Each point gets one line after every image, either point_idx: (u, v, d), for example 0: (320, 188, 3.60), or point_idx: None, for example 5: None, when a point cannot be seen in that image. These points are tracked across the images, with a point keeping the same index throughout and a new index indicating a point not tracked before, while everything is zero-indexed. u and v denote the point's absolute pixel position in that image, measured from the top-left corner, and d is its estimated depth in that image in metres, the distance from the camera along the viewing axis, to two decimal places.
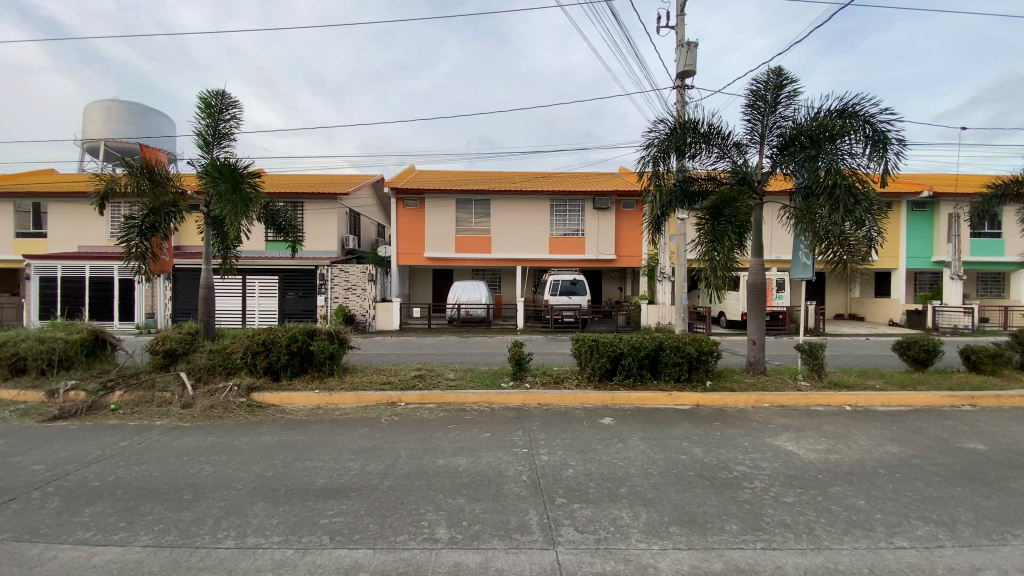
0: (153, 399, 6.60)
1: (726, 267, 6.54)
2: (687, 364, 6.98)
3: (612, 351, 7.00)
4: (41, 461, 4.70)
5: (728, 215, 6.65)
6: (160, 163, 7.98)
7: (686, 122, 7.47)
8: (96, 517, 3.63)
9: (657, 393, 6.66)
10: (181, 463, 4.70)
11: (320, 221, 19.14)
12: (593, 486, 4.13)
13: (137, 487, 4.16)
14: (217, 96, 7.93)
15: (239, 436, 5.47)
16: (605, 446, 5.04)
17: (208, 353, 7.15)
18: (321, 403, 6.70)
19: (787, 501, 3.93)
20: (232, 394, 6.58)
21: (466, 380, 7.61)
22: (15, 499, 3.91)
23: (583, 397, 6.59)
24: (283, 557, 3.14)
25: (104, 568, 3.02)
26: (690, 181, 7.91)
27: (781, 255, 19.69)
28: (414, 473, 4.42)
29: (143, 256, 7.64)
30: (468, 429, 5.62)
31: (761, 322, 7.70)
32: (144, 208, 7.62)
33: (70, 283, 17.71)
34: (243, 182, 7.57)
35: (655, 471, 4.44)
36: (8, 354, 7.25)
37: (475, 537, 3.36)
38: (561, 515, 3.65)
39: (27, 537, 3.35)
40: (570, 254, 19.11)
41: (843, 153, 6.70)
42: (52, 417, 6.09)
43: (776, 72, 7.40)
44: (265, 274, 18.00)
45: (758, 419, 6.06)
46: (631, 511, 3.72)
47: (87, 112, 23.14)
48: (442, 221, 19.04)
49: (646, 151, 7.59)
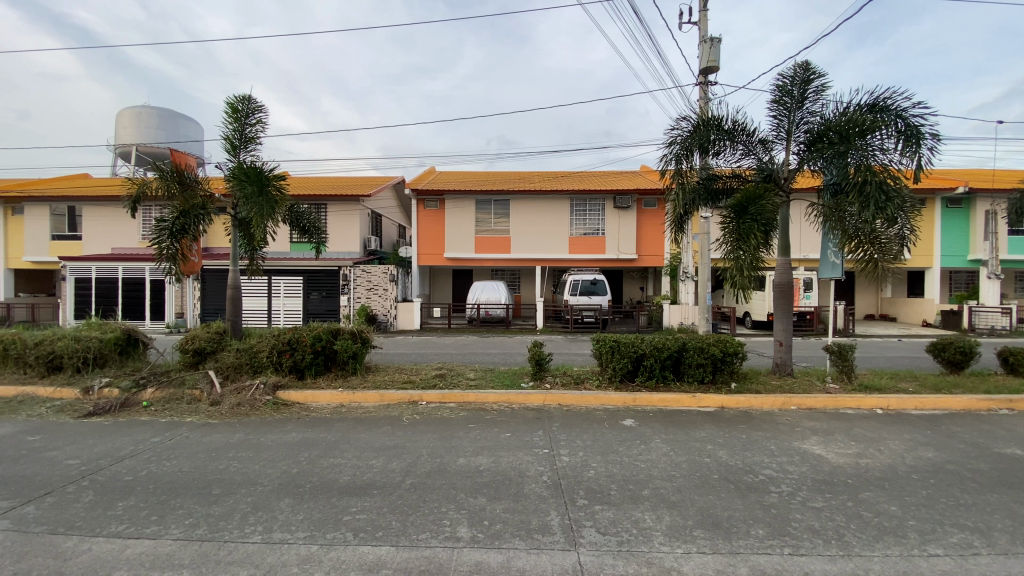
0: (183, 396, 6.80)
1: (752, 266, 6.39)
2: (711, 366, 6.87)
3: (634, 352, 6.92)
4: (76, 456, 4.88)
5: (754, 213, 6.51)
6: (189, 167, 8.20)
7: (709, 119, 7.35)
8: (129, 511, 3.75)
9: (680, 395, 6.55)
10: (210, 458, 4.83)
11: (343, 222, 19.44)
12: (615, 488, 4.09)
13: (168, 481, 4.28)
14: (243, 101, 8.12)
15: (265, 433, 5.59)
16: (627, 448, 4.99)
17: (236, 351, 7.33)
18: (344, 401, 6.80)
19: (816, 506, 3.82)
20: (259, 391, 6.73)
21: (486, 380, 7.62)
22: (51, 493, 4.06)
23: (605, 397, 6.54)
24: (308, 552, 3.19)
25: (137, 561, 3.11)
26: (714, 179, 7.78)
27: (808, 254, 19.23)
28: (436, 471, 4.45)
29: (173, 257, 7.87)
30: (487, 429, 5.63)
31: (789, 323, 7.51)
32: (174, 210, 7.85)
33: (104, 284, 18.38)
34: (269, 184, 7.73)
35: (678, 473, 4.37)
36: (46, 352, 7.54)
37: (496, 536, 3.36)
38: (583, 517, 3.62)
39: (63, 529, 3.48)
40: (590, 254, 18.99)
41: (874, 149, 6.49)
42: (87, 413, 6.30)
43: (804, 66, 7.22)
44: (290, 274, 18.38)
45: (785, 421, 5.92)
46: (653, 513, 3.67)
47: (119, 118, 23.87)
48: (462, 221, 19.13)
49: (668, 148, 7.49)
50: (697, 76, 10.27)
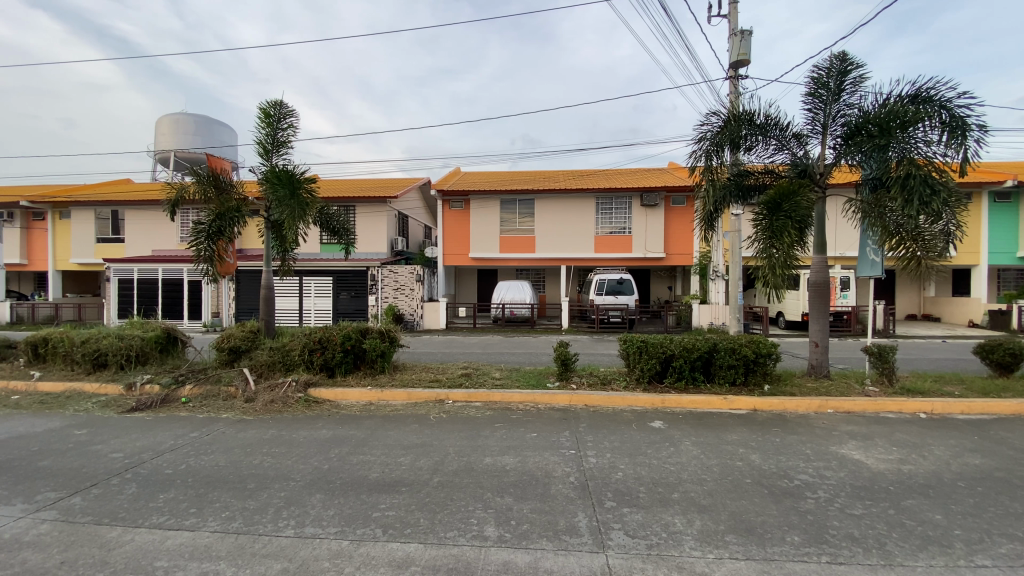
0: (219, 393, 7.03)
1: (785, 265, 6.20)
2: (743, 367, 6.70)
3: (663, 353, 6.80)
4: (120, 449, 5.09)
5: (788, 209, 6.32)
6: (225, 171, 8.46)
7: (740, 114, 7.17)
8: (170, 503, 3.90)
9: (711, 396, 6.41)
10: (244, 454, 4.96)
11: (370, 223, 19.75)
12: (643, 491, 4.03)
13: (205, 475, 4.43)
14: (275, 106, 8.33)
15: (298, 429, 5.72)
16: (656, 450, 4.90)
17: (269, 350, 7.54)
18: (372, 399, 6.90)
19: (855, 513, 3.67)
20: (291, 389, 6.89)
21: (512, 379, 7.62)
22: (97, 485, 4.24)
23: (632, 399, 6.45)
24: (339, 547, 3.25)
25: (177, 552, 3.22)
26: (745, 176, 7.58)
27: (845, 251, 18.59)
28: (463, 470, 4.47)
29: (210, 258, 8.13)
30: (513, 429, 5.61)
31: (825, 323, 7.25)
32: (211, 213, 8.12)
33: (146, 285, 19.18)
34: (300, 187, 7.90)
35: (709, 477, 4.27)
36: (91, 349, 7.91)
37: (523, 536, 3.35)
38: (611, 519, 3.57)
39: (108, 520, 3.63)
40: (617, 252, 18.78)
41: (916, 142, 6.20)
42: (130, 408, 6.57)
43: (840, 56, 6.97)
44: (320, 275, 18.79)
45: (822, 425, 5.72)
46: (684, 517, 3.59)
47: (159, 125, 24.89)
48: (487, 221, 19.20)
49: (698, 145, 7.35)
50: (727, 70, 10.03)
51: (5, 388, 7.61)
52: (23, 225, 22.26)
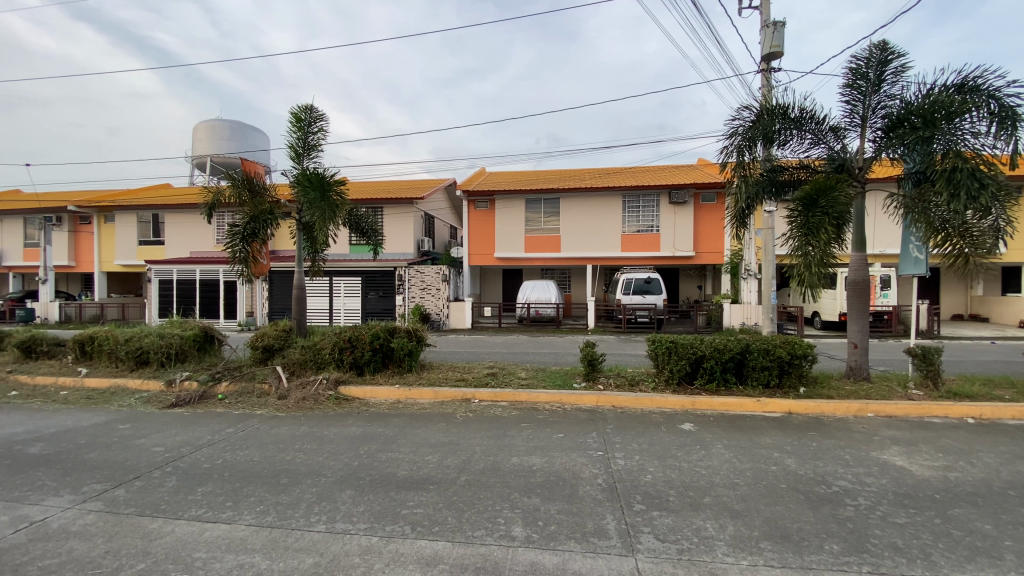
0: (254, 390, 7.23)
1: (822, 262, 5.98)
2: (777, 368, 6.51)
3: (693, 354, 6.66)
4: (161, 443, 5.30)
5: (825, 206, 6.10)
6: (258, 175, 8.69)
7: (774, 107, 6.97)
8: (207, 496, 4.02)
9: (743, 399, 6.24)
10: (278, 449, 5.09)
11: (397, 224, 20.02)
12: (673, 494, 3.94)
13: (241, 470, 4.55)
14: (306, 111, 8.52)
15: (328, 426, 5.83)
16: (686, 453, 4.79)
17: (301, 348, 7.72)
18: (401, 398, 6.98)
19: (898, 522, 3.51)
20: (322, 386, 7.04)
21: (538, 379, 7.60)
22: (139, 478, 4.42)
23: (660, 400, 6.34)
24: (369, 543, 3.29)
25: (214, 543, 3.32)
26: (779, 171, 7.36)
27: (886, 249, 17.88)
28: (489, 469, 4.47)
29: (245, 260, 8.37)
30: (540, 429, 5.59)
31: (865, 324, 6.97)
32: (245, 216, 8.36)
33: (184, 285, 19.92)
34: (330, 189, 8.07)
35: (742, 481, 4.16)
36: (134, 347, 8.25)
37: (551, 537, 3.32)
38: (640, 522, 3.51)
39: (150, 512, 3.77)
40: (645, 251, 18.51)
41: (963, 133, 5.90)
42: (170, 404, 6.83)
43: (881, 45, 6.70)
44: (349, 275, 19.17)
45: (861, 430, 5.49)
46: (716, 522, 3.50)
47: (195, 131, 25.78)
48: (513, 221, 19.21)
49: (729, 140, 7.17)
50: (759, 63, 9.76)
51: (56, 384, 8.01)
52: (71, 228, 23.38)
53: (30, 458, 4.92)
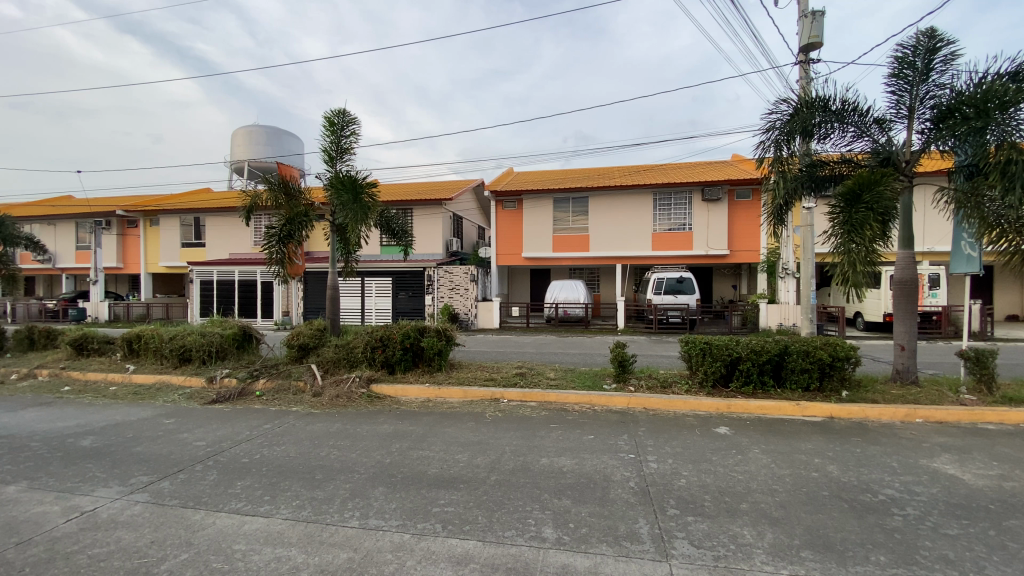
0: (289, 387, 7.43)
1: (867, 260, 5.72)
2: (818, 371, 6.26)
3: (728, 355, 6.48)
4: (203, 438, 5.50)
5: (869, 201, 5.84)
6: (293, 178, 8.93)
7: (813, 100, 6.73)
8: (246, 490, 4.15)
9: (782, 402, 6.04)
10: (313, 446, 5.20)
11: (426, 224, 20.25)
12: (709, 499, 3.84)
13: (278, 465, 4.68)
14: (339, 115, 8.70)
15: (361, 424, 5.94)
16: (722, 458, 4.66)
17: (335, 347, 7.89)
18: (431, 396, 7.05)
19: (950, 533, 3.32)
20: (355, 384, 7.18)
21: (567, 380, 7.53)
22: (182, 471, 4.60)
23: (694, 403, 6.19)
24: (401, 540, 3.32)
25: (252, 536, 3.42)
26: (819, 166, 7.10)
27: (935, 246, 17.03)
28: (520, 470, 4.46)
29: (281, 261, 8.60)
30: (569, 430, 5.54)
31: (912, 324, 6.63)
32: (281, 218, 8.59)
33: (224, 286, 20.68)
34: (362, 192, 8.23)
35: (781, 488, 4.01)
36: (178, 345, 8.60)
37: (582, 540, 3.28)
38: (674, 527, 3.43)
39: (193, 504, 3.92)
40: (676, 250, 18.17)
41: (1020, 123, 5.54)
42: (211, 400, 7.08)
43: (929, 32, 6.38)
44: (380, 276, 19.52)
45: (909, 436, 5.23)
46: (754, 529, 3.39)
47: (234, 137, 26.66)
48: (541, 221, 19.15)
49: (766, 135, 6.96)
50: (797, 54, 9.42)
51: (106, 379, 8.44)
52: (119, 231, 24.59)
53: (82, 451, 5.18)
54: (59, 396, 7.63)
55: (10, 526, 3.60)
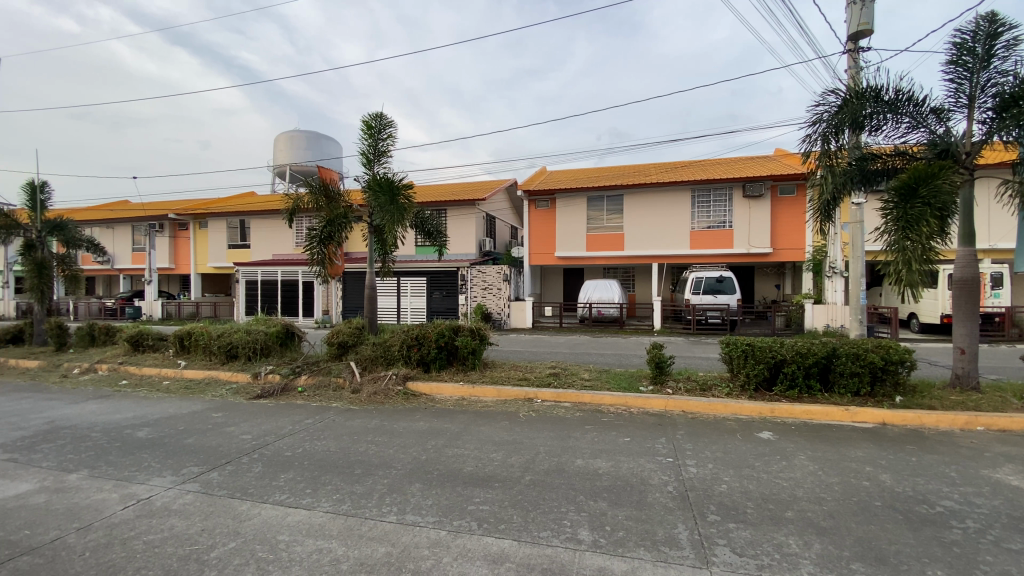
0: (329, 383, 7.65)
1: (924, 258, 5.40)
2: (869, 375, 5.95)
3: (772, 358, 6.26)
4: (249, 431, 5.73)
5: (926, 195, 5.52)
6: (333, 181, 9.17)
7: (864, 91, 6.42)
8: (289, 483, 4.29)
9: (829, 407, 5.79)
10: (352, 441, 5.33)
11: (460, 225, 20.46)
12: (751, 506, 3.72)
13: (319, 459, 4.82)
14: (377, 118, 8.90)
15: (398, 420, 6.05)
16: (765, 464, 4.50)
17: (373, 345, 8.08)
18: (465, 395, 7.10)
19: (1016, 549, 3.10)
20: (392, 382, 7.32)
21: (601, 381, 7.43)
22: (230, 463, 4.79)
23: (735, 407, 6.01)
24: (437, 537, 3.36)
25: (295, 528, 3.52)
26: (870, 159, 6.77)
27: (999, 244, 15.94)
28: (555, 470, 4.43)
29: (322, 261, 8.85)
30: (605, 432, 5.47)
31: (975, 326, 6.21)
32: (322, 220, 8.85)
33: (267, 285, 21.50)
34: (399, 194, 8.39)
35: (829, 497, 3.84)
36: (226, 342, 8.99)
37: (619, 544, 3.23)
38: (715, 534, 3.33)
39: (239, 494, 4.08)
40: (715, 249, 17.70)
41: None
42: (256, 395, 7.36)
43: (991, 16, 5.97)
44: (415, 276, 19.85)
45: (970, 445, 4.91)
46: (800, 539, 3.26)
47: (277, 142, 27.65)
48: (574, 220, 19.04)
49: (812, 128, 6.70)
50: (845, 43, 9.02)
51: (161, 374, 8.90)
52: (171, 234, 25.95)
53: (139, 442, 5.48)
54: (118, 389, 8.11)
55: (74, 511, 3.85)
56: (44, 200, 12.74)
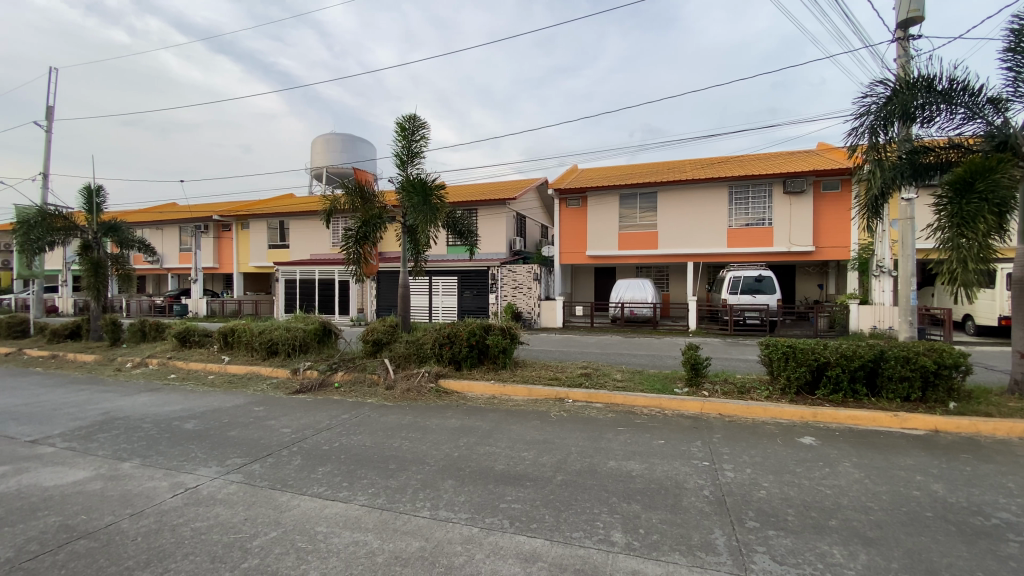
0: (365, 380, 7.84)
1: (981, 257, 5.10)
2: (920, 380, 5.67)
3: (815, 360, 6.03)
4: (288, 425, 5.93)
5: (983, 190, 5.20)
6: (368, 183, 9.38)
7: (915, 81, 6.12)
8: (327, 476, 4.42)
9: (877, 412, 5.54)
10: (386, 436, 5.44)
11: (491, 224, 20.56)
12: (792, 514, 3.59)
13: (355, 454, 4.94)
14: (410, 120, 9.05)
15: (431, 417, 6.13)
16: (808, 470, 4.34)
17: (406, 343, 8.20)
18: (495, 393, 7.14)
19: None
20: (424, 379, 7.43)
21: (635, 382, 7.32)
22: (271, 455, 4.97)
23: (775, 410, 5.83)
24: (470, 533, 3.39)
25: (333, 520, 3.62)
26: (921, 153, 6.42)
27: None
28: (587, 471, 4.40)
29: (357, 260, 9.05)
30: (638, 434, 5.39)
31: None
32: (358, 221, 9.05)
33: (305, 284, 22.18)
34: (431, 194, 8.50)
35: (877, 506, 3.67)
36: (267, 339, 9.32)
37: (654, 547, 3.18)
38: (754, 541, 3.24)
39: (280, 486, 4.23)
40: (752, 247, 17.21)
41: None
42: (295, 390, 7.61)
43: None
44: (447, 275, 20.08)
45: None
46: (845, 548, 3.13)
47: (314, 146, 28.45)
48: (606, 219, 18.85)
49: (859, 121, 6.42)
50: (893, 31, 8.58)
51: (206, 369, 9.31)
52: (215, 235, 27.09)
53: (187, 433, 5.75)
54: (167, 383, 8.54)
55: (126, 498, 4.07)
56: (100, 203, 13.51)
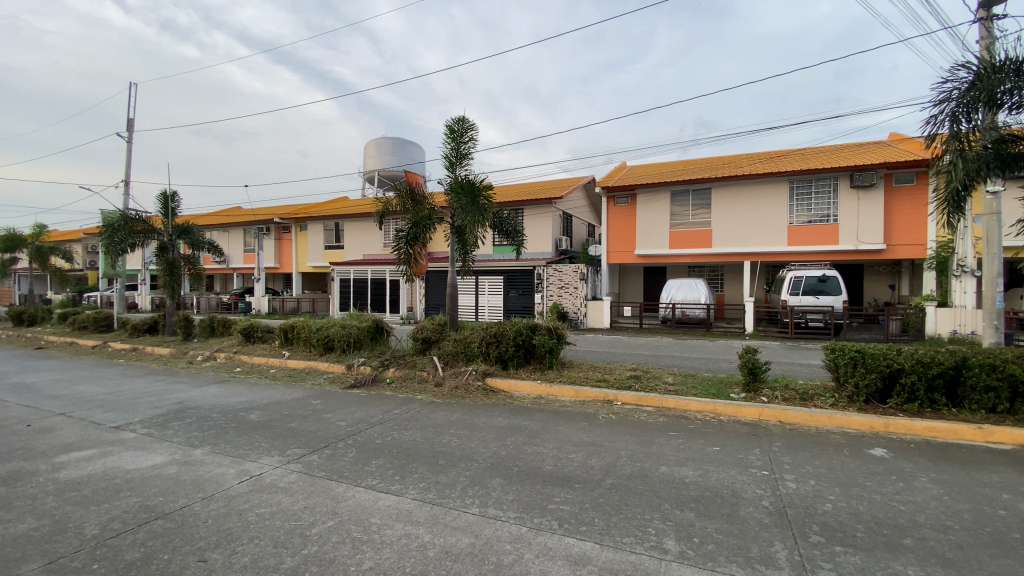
0: (414, 376, 8.06)
1: None
2: (1008, 390, 5.17)
3: (886, 367, 5.63)
4: (343, 419, 6.17)
5: None
6: (418, 184, 9.59)
7: (1002, 64, 5.65)
8: (379, 469, 4.56)
9: (957, 424, 5.11)
10: (435, 433, 5.55)
11: (537, 223, 20.56)
12: (861, 530, 3.37)
13: (405, 449, 5.07)
14: (459, 122, 9.18)
15: (479, 415, 6.21)
16: (878, 485, 4.06)
17: (454, 341, 8.33)
18: (542, 393, 7.14)
19: None
20: (472, 377, 7.54)
21: (687, 386, 7.10)
22: (328, 447, 5.18)
23: (840, 419, 5.51)
24: (519, 533, 3.41)
25: (386, 511, 3.74)
26: (1009, 142, 5.86)
27: None
28: (637, 476, 4.31)
29: (407, 260, 9.26)
30: (691, 439, 5.23)
31: None
32: (409, 222, 9.28)
33: (359, 283, 23.05)
34: (479, 195, 8.60)
35: (957, 525, 3.39)
36: (324, 335, 9.74)
37: (709, 557, 3.08)
38: (819, 556, 3.07)
39: (337, 477, 4.42)
40: (814, 246, 16.30)
41: None
42: (350, 385, 7.92)
43: None
44: (494, 275, 20.26)
45: None
46: (920, 570, 2.91)
47: (366, 149, 29.40)
48: (655, 217, 18.41)
49: (937, 109, 5.95)
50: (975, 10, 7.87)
51: (269, 363, 9.86)
52: (276, 236, 28.60)
53: (252, 423, 6.10)
54: (233, 375, 9.12)
55: (198, 482, 4.38)
56: (175, 208, 14.57)
